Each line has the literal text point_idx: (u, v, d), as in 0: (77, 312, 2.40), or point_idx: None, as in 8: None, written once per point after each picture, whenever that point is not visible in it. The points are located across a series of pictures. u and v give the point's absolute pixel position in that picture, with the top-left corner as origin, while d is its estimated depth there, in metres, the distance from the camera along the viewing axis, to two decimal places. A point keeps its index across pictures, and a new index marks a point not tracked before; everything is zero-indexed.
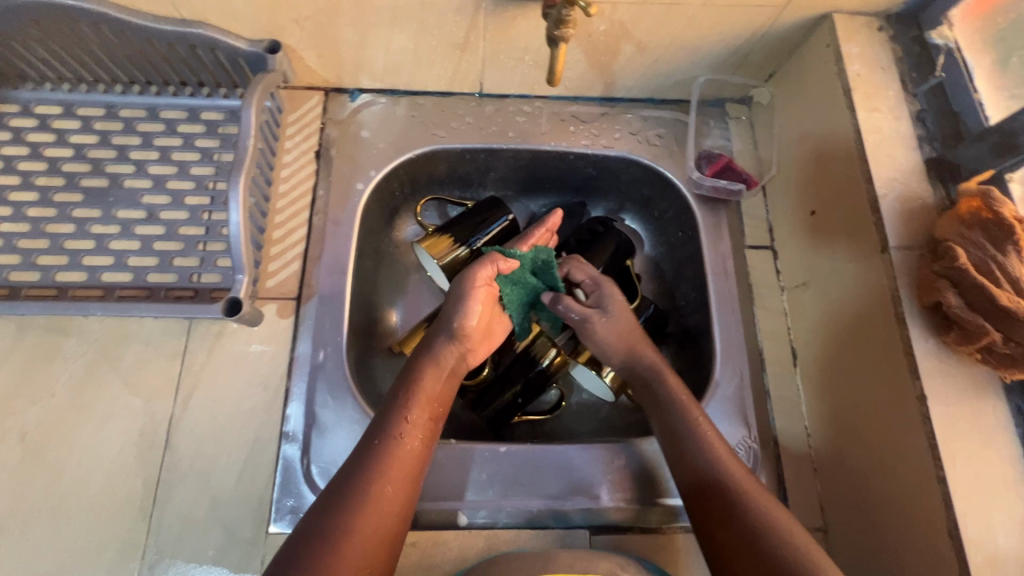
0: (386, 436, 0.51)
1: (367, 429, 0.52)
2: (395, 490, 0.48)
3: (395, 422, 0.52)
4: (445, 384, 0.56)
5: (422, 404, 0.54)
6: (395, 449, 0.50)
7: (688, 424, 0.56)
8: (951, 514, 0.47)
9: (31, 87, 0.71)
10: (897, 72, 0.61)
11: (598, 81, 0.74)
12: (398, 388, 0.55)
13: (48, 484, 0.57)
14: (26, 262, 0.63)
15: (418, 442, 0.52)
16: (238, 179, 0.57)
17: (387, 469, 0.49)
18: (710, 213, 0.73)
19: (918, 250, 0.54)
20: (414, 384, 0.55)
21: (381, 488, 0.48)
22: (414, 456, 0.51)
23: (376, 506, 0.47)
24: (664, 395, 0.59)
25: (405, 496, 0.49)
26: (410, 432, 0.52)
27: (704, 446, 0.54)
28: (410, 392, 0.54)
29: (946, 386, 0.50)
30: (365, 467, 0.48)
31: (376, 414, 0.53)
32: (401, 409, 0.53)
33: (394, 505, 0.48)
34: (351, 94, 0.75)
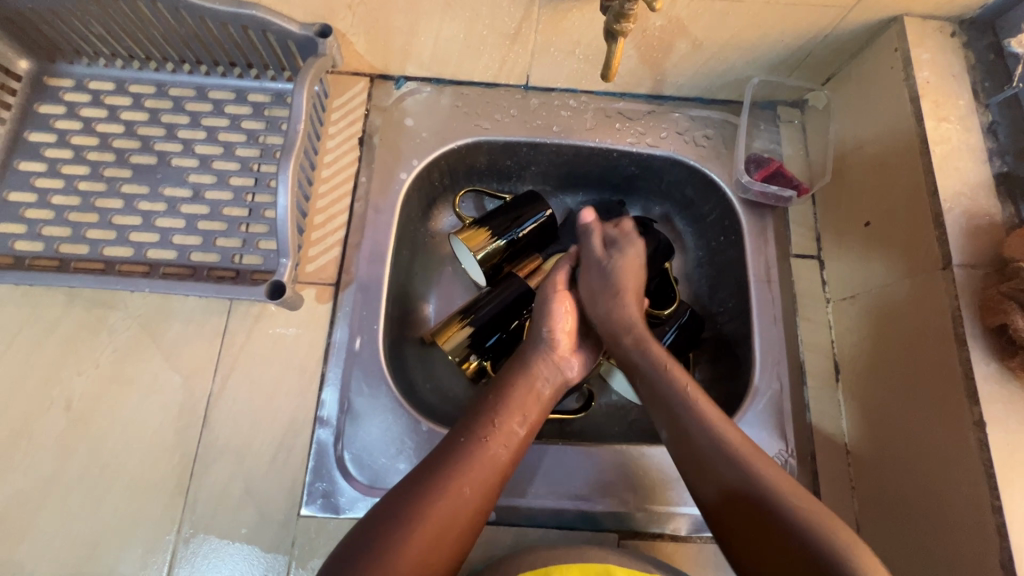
0: (472, 435, 0.53)
1: (457, 423, 0.56)
2: (474, 491, 0.50)
3: (484, 424, 0.54)
4: (536, 398, 0.58)
5: (513, 413, 0.56)
6: (480, 451, 0.52)
7: (694, 419, 0.55)
8: (1005, 545, 0.45)
9: (85, 63, 0.72)
10: (969, 81, 0.58)
11: (648, 78, 0.72)
12: (490, 392, 0.58)
13: (90, 453, 0.58)
14: (76, 235, 0.65)
15: (503, 449, 0.54)
16: (287, 163, 0.57)
17: (470, 467, 0.51)
18: (755, 219, 0.71)
19: (983, 269, 0.51)
20: (508, 389, 0.58)
21: (461, 483, 0.50)
22: (496, 462, 0.53)
23: (454, 500, 0.49)
24: (670, 390, 0.57)
25: (483, 500, 0.51)
26: (496, 436, 0.54)
27: (727, 450, 0.52)
28: (503, 398, 0.57)
29: (1007, 413, 0.48)
30: (452, 460, 0.51)
31: (468, 412, 0.57)
32: (491, 411, 0.56)
33: (470, 506, 0.50)
34: (396, 82, 0.74)
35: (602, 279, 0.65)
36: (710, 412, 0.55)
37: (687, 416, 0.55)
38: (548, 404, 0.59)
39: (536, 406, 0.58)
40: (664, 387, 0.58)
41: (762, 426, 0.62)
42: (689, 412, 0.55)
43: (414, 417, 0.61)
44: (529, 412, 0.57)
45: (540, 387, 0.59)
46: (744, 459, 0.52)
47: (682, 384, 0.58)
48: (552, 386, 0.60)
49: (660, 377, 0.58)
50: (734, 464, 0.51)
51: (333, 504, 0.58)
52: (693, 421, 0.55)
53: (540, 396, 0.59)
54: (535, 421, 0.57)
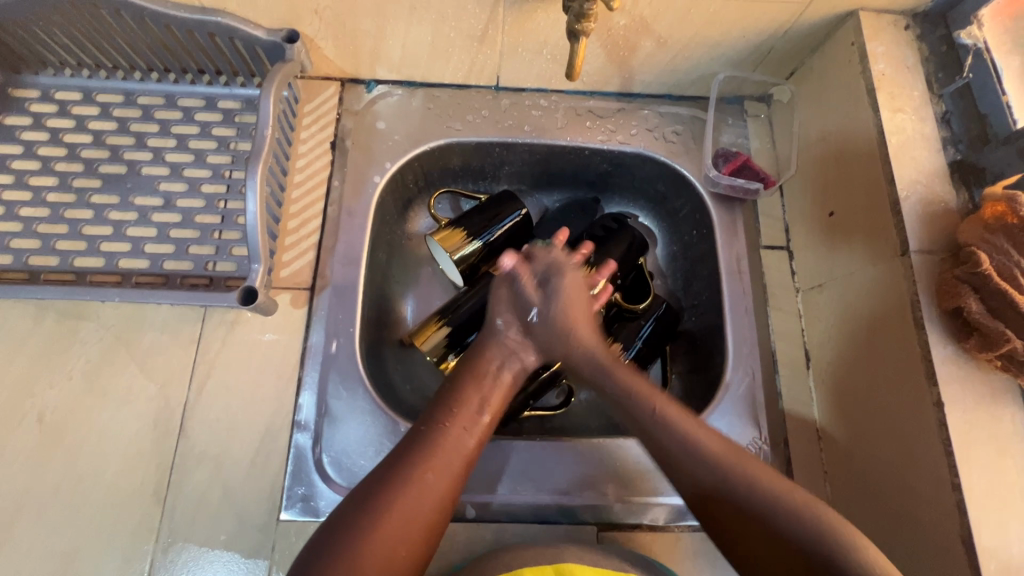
0: (432, 423, 0.54)
1: (419, 415, 0.56)
2: (436, 477, 0.51)
3: (443, 412, 0.55)
4: (496, 383, 0.59)
5: (472, 399, 0.57)
6: (440, 437, 0.53)
7: (648, 413, 0.55)
8: (964, 520, 0.46)
9: (51, 73, 0.71)
10: (922, 72, 0.60)
11: (616, 76, 0.73)
12: (449, 382, 0.59)
13: (64, 466, 0.58)
14: (45, 247, 0.64)
15: (463, 434, 0.54)
16: (255, 168, 0.57)
17: (431, 455, 0.52)
18: (725, 212, 0.72)
19: (939, 254, 0.53)
20: (465, 378, 0.58)
21: (421, 473, 0.50)
22: (457, 446, 0.53)
23: (416, 491, 0.49)
24: (614, 389, 0.58)
25: (447, 486, 0.51)
26: (455, 422, 0.54)
27: (675, 432, 0.54)
28: (462, 386, 0.58)
29: (964, 392, 0.49)
30: (411, 449, 0.52)
31: (429, 403, 0.58)
32: (451, 401, 0.56)
33: (434, 491, 0.50)
34: (367, 86, 0.75)
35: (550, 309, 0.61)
36: (650, 401, 0.56)
37: (632, 410, 0.56)
38: (510, 386, 0.60)
39: (496, 391, 0.58)
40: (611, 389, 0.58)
41: (736, 415, 0.64)
42: (654, 417, 0.55)
43: (392, 417, 0.61)
44: (490, 398, 0.58)
45: (499, 371, 0.60)
46: (696, 440, 0.53)
47: (626, 377, 0.58)
48: (512, 370, 0.60)
49: (608, 380, 0.59)
50: (705, 464, 0.52)
51: (313, 507, 0.58)
52: (650, 422, 0.55)
53: (499, 380, 0.59)
54: (498, 405, 0.58)
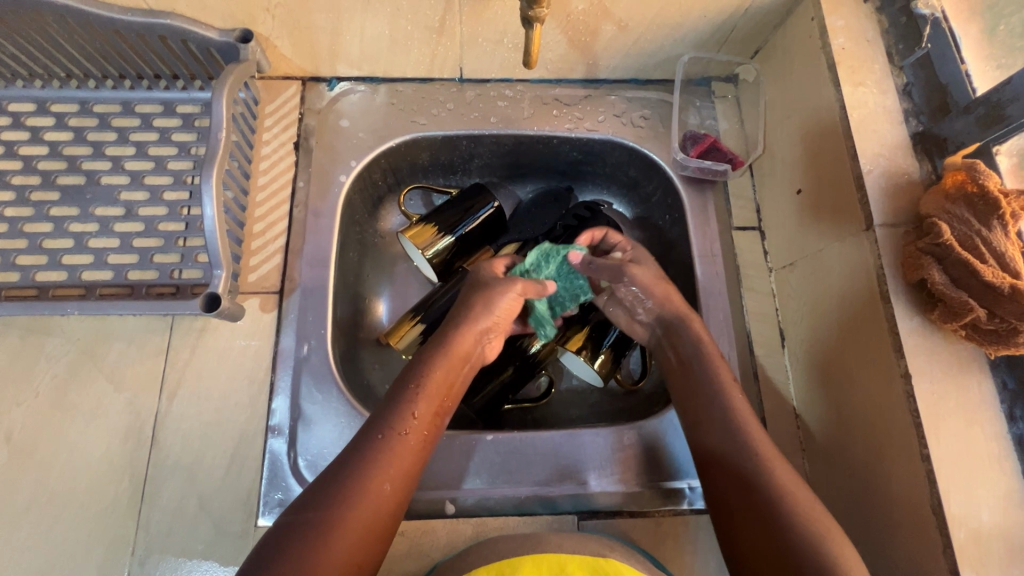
0: (390, 427, 0.49)
1: (371, 417, 0.50)
2: (394, 489, 0.47)
3: (403, 415, 0.50)
4: (455, 379, 0.55)
5: (431, 399, 0.52)
6: (399, 444, 0.48)
7: (711, 378, 0.56)
8: (935, 491, 0.46)
9: (3, 85, 0.69)
10: (882, 45, 0.59)
11: (580, 62, 0.72)
12: (406, 378, 0.53)
13: (35, 483, 0.57)
14: (4, 262, 0.63)
15: (422, 438, 0.50)
16: (211, 172, 0.56)
17: (389, 462, 0.47)
18: (696, 195, 0.72)
19: (904, 227, 0.53)
20: (428, 373, 0.53)
21: (379, 484, 0.46)
22: (415, 453, 0.49)
23: (372, 503, 0.45)
24: (700, 366, 0.57)
25: (402, 497, 0.47)
26: (415, 427, 0.50)
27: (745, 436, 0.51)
28: (420, 383, 0.53)
29: (931, 363, 0.49)
30: (368, 458, 0.47)
31: (383, 401, 0.52)
32: (410, 401, 0.51)
33: (389, 504, 0.46)
34: (328, 83, 0.74)
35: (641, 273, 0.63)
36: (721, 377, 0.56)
37: (706, 387, 0.56)
38: (463, 383, 0.56)
39: (453, 387, 0.55)
40: (698, 376, 0.57)
41: None
42: (706, 374, 0.57)
43: (367, 418, 0.61)
44: (447, 395, 0.54)
45: (459, 367, 0.56)
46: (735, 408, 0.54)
47: (709, 348, 0.59)
48: (469, 365, 0.57)
49: (702, 368, 0.57)
50: (733, 421, 0.53)
51: None
52: (722, 404, 0.54)
53: (457, 373, 0.55)
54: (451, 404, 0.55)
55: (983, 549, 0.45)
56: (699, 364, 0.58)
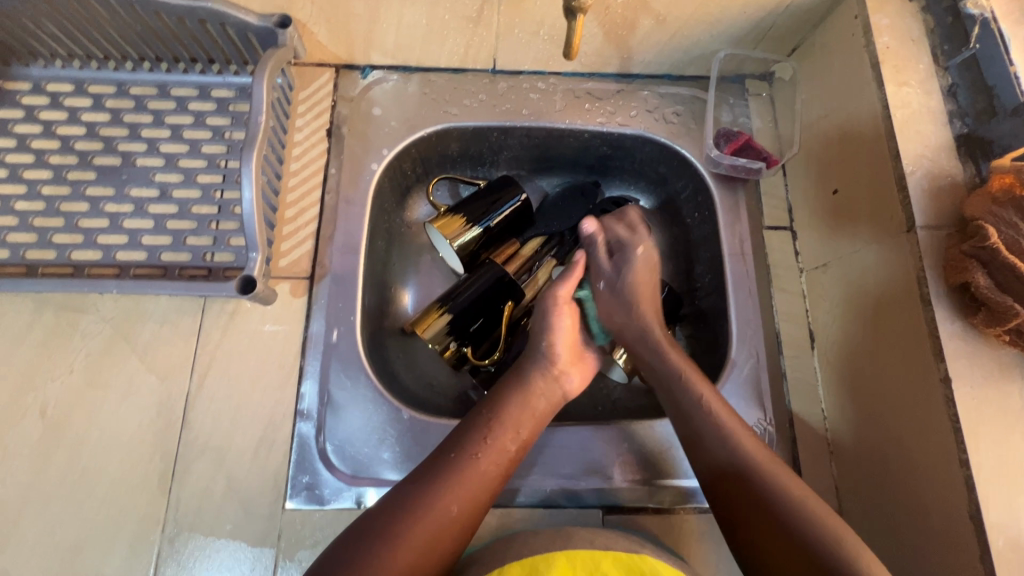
0: (464, 451, 0.53)
1: (450, 437, 0.55)
2: (460, 511, 0.50)
3: (477, 440, 0.54)
4: (532, 413, 0.58)
5: (506, 429, 0.55)
6: (471, 469, 0.52)
7: (677, 378, 0.59)
8: (973, 497, 0.46)
9: (42, 64, 0.70)
10: (928, 44, 0.58)
11: (614, 56, 0.72)
12: (485, 405, 0.57)
13: (68, 459, 0.58)
14: (41, 240, 0.64)
15: (492, 466, 0.53)
16: (250, 155, 0.56)
17: (459, 484, 0.51)
18: (727, 193, 0.71)
19: (947, 229, 0.52)
20: (503, 406, 0.57)
21: (448, 504, 0.49)
22: (485, 479, 0.52)
23: (438, 520, 0.48)
24: (662, 367, 0.60)
25: (468, 520, 0.50)
26: (487, 454, 0.53)
27: (718, 424, 0.55)
28: (497, 412, 0.56)
29: (972, 368, 0.49)
30: (440, 476, 0.51)
31: (463, 423, 0.56)
32: (485, 427, 0.55)
33: (455, 527, 0.49)
34: (361, 71, 0.74)
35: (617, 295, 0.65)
36: (678, 366, 0.60)
37: (678, 394, 0.58)
38: (543, 418, 0.58)
39: (530, 421, 0.57)
40: (660, 370, 0.60)
41: (741, 397, 0.63)
42: (685, 391, 0.58)
43: (395, 405, 0.61)
44: (522, 428, 0.56)
45: (537, 402, 0.58)
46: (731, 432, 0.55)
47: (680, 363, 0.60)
48: (548, 400, 0.59)
49: (659, 363, 0.61)
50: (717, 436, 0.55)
51: (317, 496, 0.58)
52: (698, 410, 0.56)
53: (534, 408, 0.58)
54: (528, 436, 0.56)
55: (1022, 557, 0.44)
56: (679, 386, 0.58)
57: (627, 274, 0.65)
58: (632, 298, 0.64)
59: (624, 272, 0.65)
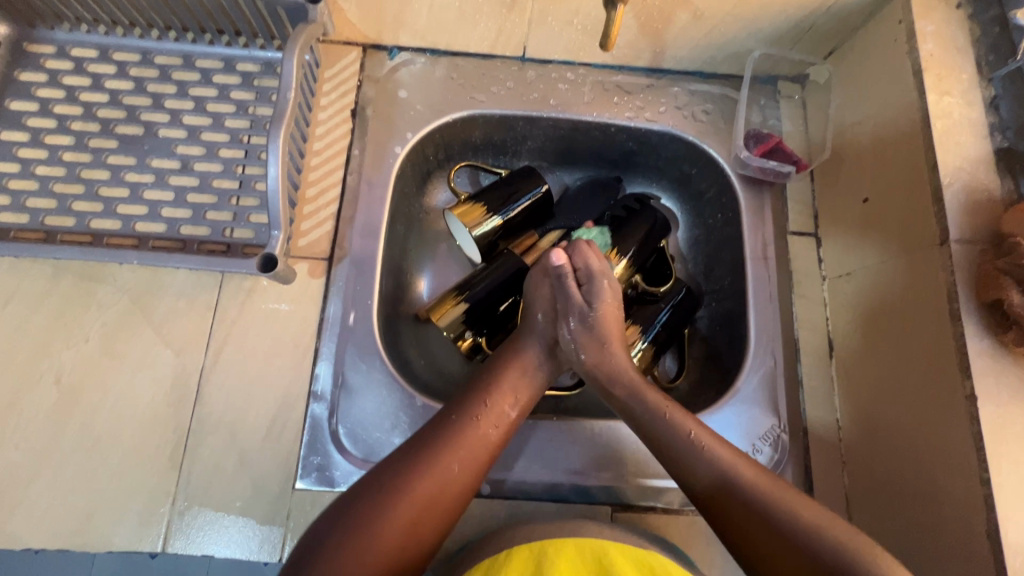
0: (464, 414, 0.53)
1: (449, 402, 0.55)
2: (462, 471, 0.50)
3: (477, 403, 0.54)
4: (528, 379, 0.58)
5: (505, 393, 0.56)
6: (471, 430, 0.52)
7: (655, 413, 0.55)
8: (992, 516, 0.45)
9: (67, 29, 0.69)
10: (973, 54, 0.57)
11: (647, 50, 0.70)
12: (485, 373, 0.58)
13: (81, 427, 0.58)
14: (61, 207, 0.63)
15: (492, 429, 0.53)
16: (278, 131, 0.55)
17: (459, 444, 0.51)
18: (753, 195, 0.70)
19: (980, 245, 0.51)
20: (502, 370, 0.58)
21: (449, 462, 0.50)
22: (486, 442, 0.53)
23: (442, 477, 0.49)
24: (644, 411, 0.56)
25: (471, 477, 0.51)
26: (487, 417, 0.54)
27: (710, 460, 0.51)
28: (496, 378, 0.57)
29: (999, 386, 0.48)
30: (440, 435, 0.51)
31: (462, 389, 0.57)
32: (483, 392, 0.56)
33: (457, 484, 0.50)
34: (389, 52, 0.72)
35: (618, 281, 0.67)
36: (661, 404, 0.56)
37: (664, 433, 0.54)
38: (537, 386, 0.59)
39: (527, 387, 0.58)
40: (648, 421, 0.55)
41: (756, 401, 0.63)
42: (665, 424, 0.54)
43: (408, 392, 0.61)
44: (520, 394, 0.57)
45: (533, 369, 0.59)
46: (713, 455, 0.52)
47: (658, 402, 0.56)
48: (546, 369, 0.60)
49: (637, 404, 0.56)
50: (708, 461, 0.51)
51: (328, 477, 0.58)
52: (686, 447, 0.53)
53: (533, 373, 0.59)
54: (526, 401, 0.57)
55: None
56: (663, 421, 0.54)
57: (595, 301, 0.61)
58: (606, 337, 0.60)
59: (591, 301, 0.60)
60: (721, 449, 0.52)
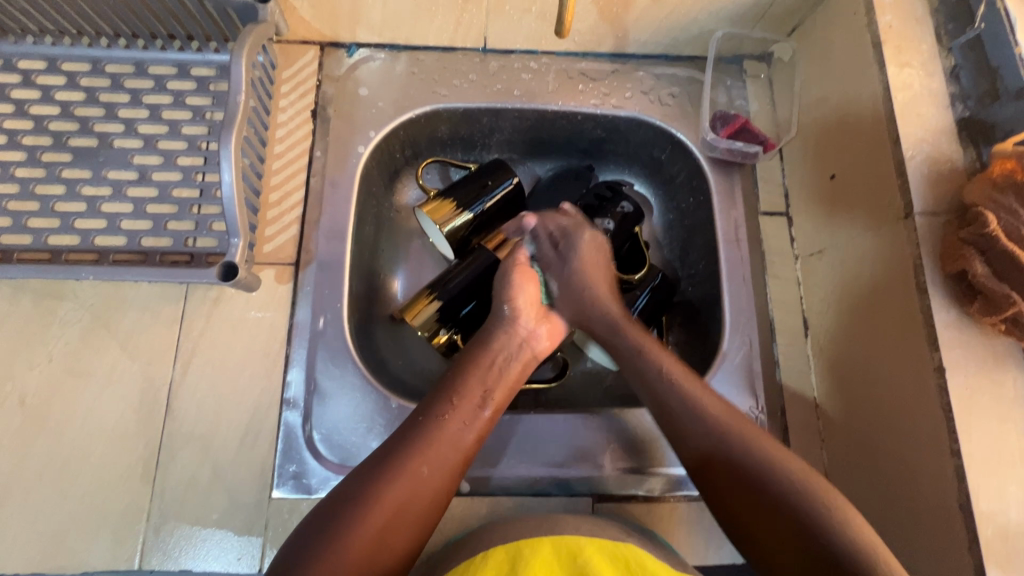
0: (431, 415, 0.52)
1: (418, 403, 0.54)
2: (431, 473, 0.49)
3: (444, 404, 0.53)
4: (500, 374, 0.57)
5: (472, 390, 0.54)
6: (436, 431, 0.51)
7: (656, 372, 0.56)
8: (963, 486, 0.46)
9: (13, 41, 0.67)
10: (932, 24, 0.57)
11: (609, 35, 0.70)
12: (453, 370, 0.57)
13: (49, 448, 0.57)
14: (17, 225, 0.62)
15: (461, 429, 0.52)
16: (229, 136, 0.54)
17: (426, 447, 0.50)
18: (723, 177, 0.70)
19: (944, 216, 0.51)
20: (468, 367, 0.56)
21: (417, 466, 0.49)
22: (453, 442, 0.51)
23: (409, 480, 0.48)
24: (625, 346, 0.60)
25: (441, 478, 0.50)
26: (454, 415, 0.52)
27: (681, 393, 0.55)
28: (463, 376, 0.56)
29: (966, 357, 0.48)
30: (407, 439, 0.50)
31: (432, 389, 0.55)
32: (451, 391, 0.54)
33: (427, 488, 0.49)
34: (347, 49, 0.71)
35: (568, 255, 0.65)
36: (640, 341, 0.59)
37: (639, 366, 0.58)
38: (513, 379, 0.57)
39: (499, 383, 0.56)
40: (624, 351, 0.59)
41: (732, 385, 0.63)
42: (661, 380, 0.56)
43: (383, 394, 0.60)
44: (491, 392, 0.55)
45: (505, 361, 0.58)
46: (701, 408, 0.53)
47: (637, 336, 0.60)
48: (519, 360, 0.59)
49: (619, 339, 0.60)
50: (703, 427, 0.52)
51: (304, 485, 0.57)
52: (656, 378, 0.56)
53: (502, 368, 0.57)
54: (499, 398, 0.56)
55: (1009, 545, 0.44)
56: (640, 357, 0.58)
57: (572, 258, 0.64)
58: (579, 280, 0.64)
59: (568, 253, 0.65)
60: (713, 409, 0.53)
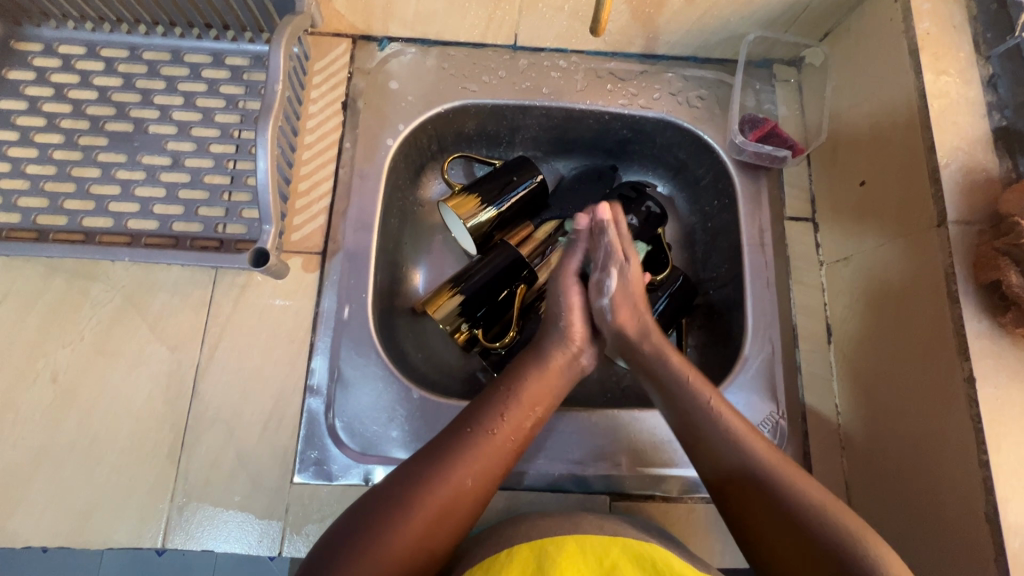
0: (481, 427, 0.52)
1: (466, 410, 0.54)
2: (475, 485, 0.49)
3: (494, 415, 0.53)
4: (548, 390, 0.57)
5: (521, 406, 0.54)
6: (486, 442, 0.51)
7: (701, 406, 0.55)
8: (991, 498, 0.45)
9: (54, 26, 0.69)
10: (970, 31, 0.56)
11: (641, 35, 0.70)
12: (503, 382, 0.56)
13: (79, 425, 0.58)
14: (52, 205, 0.63)
15: (507, 442, 0.52)
16: (266, 123, 0.55)
17: (473, 459, 0.50)
18: (749, 180, 0.69)
19: (979, 226, 0.50)
20: (518, 380, 0.56)
21: (463, 476, 0.49)
22: (498, 455, 0.51)
23: (455, 488, 0.48)
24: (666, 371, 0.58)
25: (484, 488, 0.50)
26: (504, 428, 0.52)
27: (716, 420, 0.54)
28: (514, 388, 0.55)
29: (998, 369, 0.47)
30: (454, 448, 0.50)
31: (480, 398, 0.55)
32: (501, 403, 0.54)
33: (470, 498, 0.49)
34: (379, 43, 0.72)
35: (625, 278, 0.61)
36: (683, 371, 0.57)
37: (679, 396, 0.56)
38: (559, 396, 0.58)
39: (546, 398, 0.56)
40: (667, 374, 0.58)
41: (753, 389, 0.62)
42: (700, 408, 0.54)
43: (405, 384, 0.61)
44: (538, 407, 0.55)
45: (556, 378, 0.57)
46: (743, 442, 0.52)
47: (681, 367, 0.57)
48: (567, 380, 0.59)
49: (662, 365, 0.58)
50: (730, 446, 0.52)
51: (326, 471, 0.58)
52: (700, 413, 0.54)
53: (551, 383, 0.57)
54: (545, 412, 0.56)
55: None
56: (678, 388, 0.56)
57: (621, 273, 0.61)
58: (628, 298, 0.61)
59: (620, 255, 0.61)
60: (744, 435, 0.53)
